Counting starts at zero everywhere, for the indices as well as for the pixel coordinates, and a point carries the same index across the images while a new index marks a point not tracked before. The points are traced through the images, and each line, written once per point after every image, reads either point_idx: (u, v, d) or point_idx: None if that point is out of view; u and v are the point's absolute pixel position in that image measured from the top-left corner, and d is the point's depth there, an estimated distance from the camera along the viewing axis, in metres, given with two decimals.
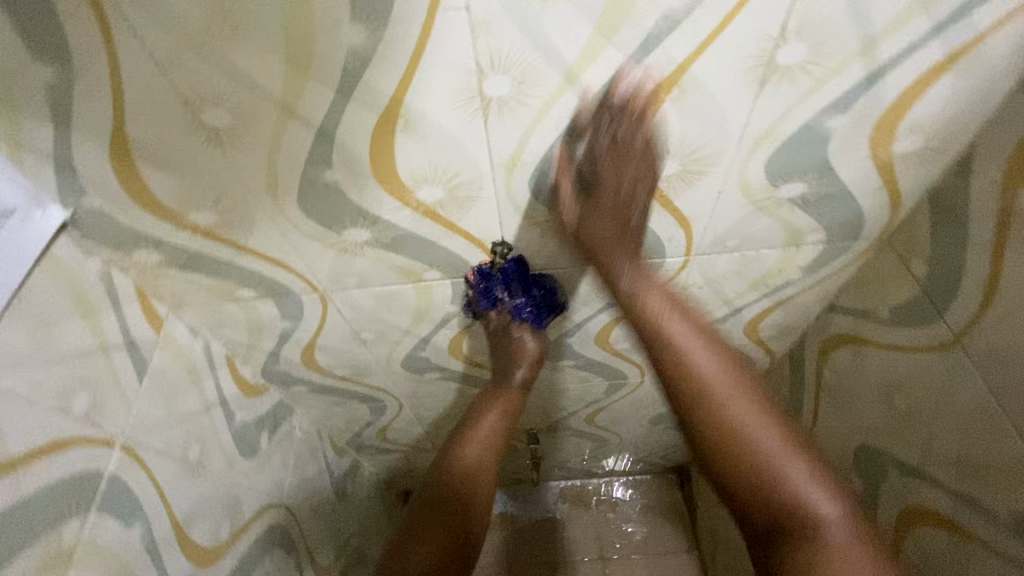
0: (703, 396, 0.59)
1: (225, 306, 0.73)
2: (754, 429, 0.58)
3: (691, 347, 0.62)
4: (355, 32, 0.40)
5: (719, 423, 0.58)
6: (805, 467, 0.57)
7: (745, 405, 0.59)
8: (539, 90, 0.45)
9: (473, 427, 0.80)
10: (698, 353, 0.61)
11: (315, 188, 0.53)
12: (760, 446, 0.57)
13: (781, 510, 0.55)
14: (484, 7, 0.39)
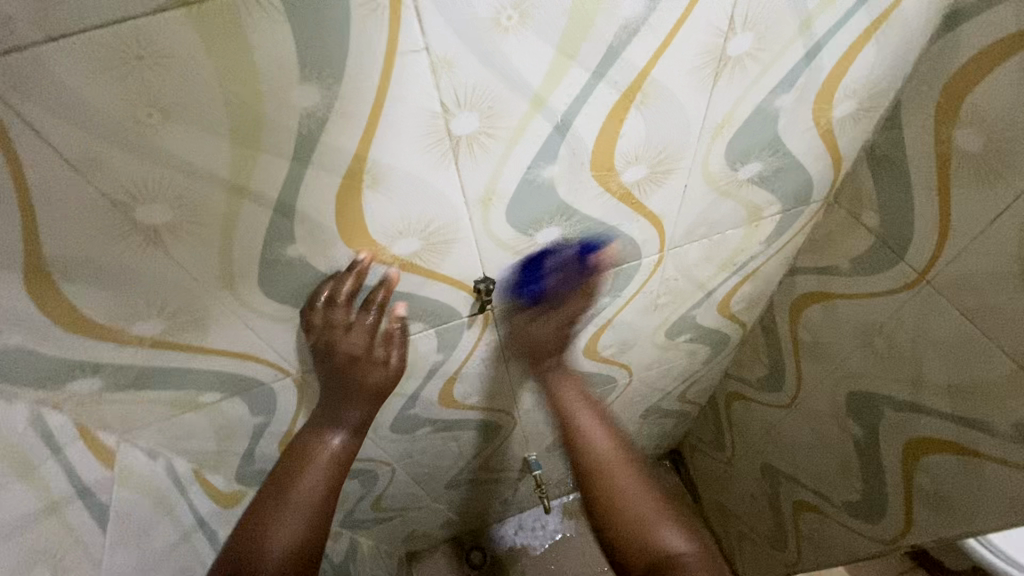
0: (598, 468, 0.63)
1: (185, 417, 0.64)
2: (627, 485, 0.62)
3: (590, 425, 0.66)
4: (308, 94, 0.36)
5: (593, 484, 0.62)
6: (660, 517, 0.60)
7: (620, 468, 0.63)
8: (507, 120, 0.43)
9: (303, 472, 0.59)
10: (590, 426, 0.66)
11: (277, 268, 0.48)
12: (623, 502, 0.60)
13: (637, 541, 0.59)
14: (445, 45, 0.37)
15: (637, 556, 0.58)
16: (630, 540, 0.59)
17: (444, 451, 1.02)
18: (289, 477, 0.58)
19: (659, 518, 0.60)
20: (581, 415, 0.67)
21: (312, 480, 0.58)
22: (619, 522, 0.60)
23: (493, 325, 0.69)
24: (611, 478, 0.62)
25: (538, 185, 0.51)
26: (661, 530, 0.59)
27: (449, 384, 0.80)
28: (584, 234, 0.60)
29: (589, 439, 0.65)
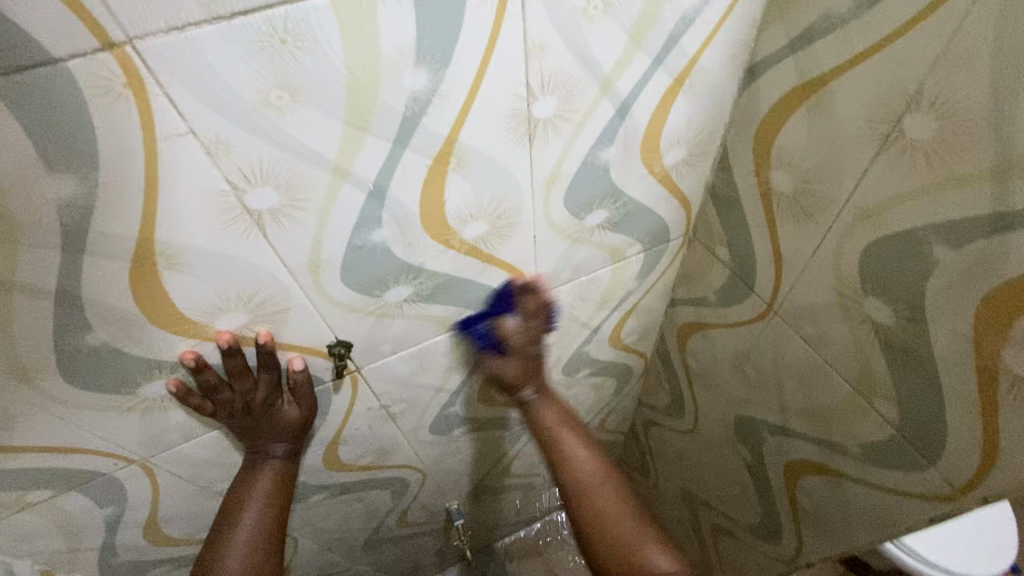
0: (587, 486, 0.69)
1: (14, 519, 0.58)
2: (608, 498, 0.68)
3: (578, 452, 0.71)
4: (61, 184, 0.34)
5: (595, 511, 0.68)
6: (633, 522, 0.68)
7: (601, 490, 0.69)
8: (311, 192, 0.43)
9: (242, 497, 0.63)
10: (575, 449, 0.71)
11: (79, 357, 0.45)
12: (611, 506, 0.68)
13: (612, 540, 0.66)
14: (213, 128, 0.36)
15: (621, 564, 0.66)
16: (604, 553, 0.67)
17: (350, 513, 0.97)
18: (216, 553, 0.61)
19: (644, 530, 0.67)
20: (556, 423, 0.73)
21: (237, 555, 0.61)
22: (602, 534, 0.67)
23: (364, 385, 0.67)
24: (597, 509, 0.68)
25: (369, 249, 0.50)
26: (643, 548, 0.65)
27: (334, 448, 0.76)
28: (438, 289, 0.59)
29: (578, 460, 0.70)
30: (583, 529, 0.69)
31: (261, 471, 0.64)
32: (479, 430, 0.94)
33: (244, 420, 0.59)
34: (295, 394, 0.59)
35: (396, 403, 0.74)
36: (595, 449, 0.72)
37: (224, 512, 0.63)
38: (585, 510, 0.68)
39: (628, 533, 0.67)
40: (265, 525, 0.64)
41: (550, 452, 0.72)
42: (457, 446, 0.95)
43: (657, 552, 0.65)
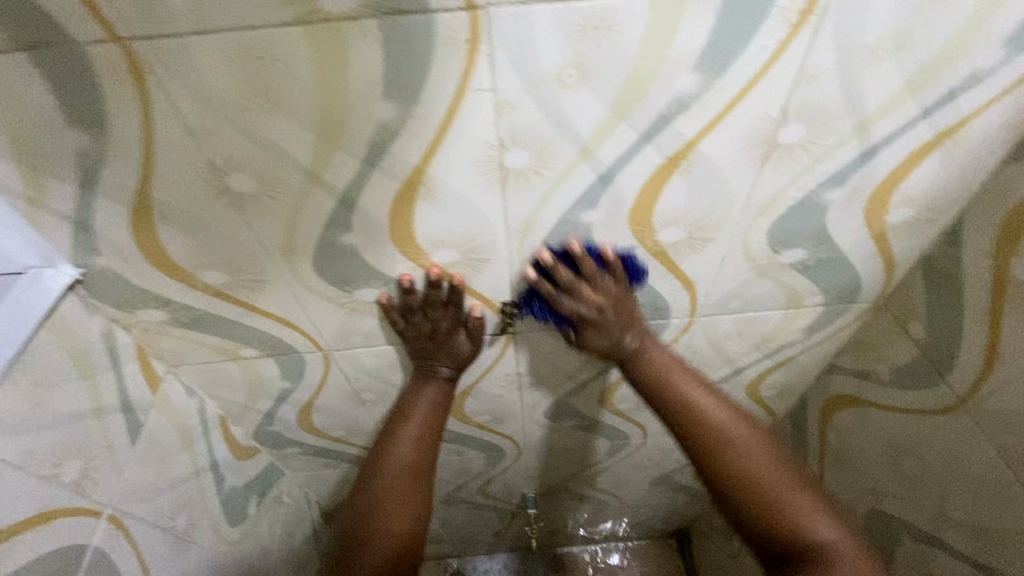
0: (714, 454, 0.60)
1: (225, 365, 0.71)
2: (757, 448, 0.60)
3: (741, 441, 0.60)
4: (386, 107, 0.42)
5: (740, 465, 0.59)
6: (793, 484, 0.59)
7: (747, 449, 0.60)
8: (556, 163, 0.47)
9: (410, 402, 0.70)
10: (708, 403, 0.62)
11: (330, 250, 0.54)
12: (769, 476, 0.59)
13: (781, 532, 0.57)
14: (509, 90, 0.42)
15: (793, 540, 0.57)
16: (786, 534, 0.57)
17: (446, 462, 1.04)
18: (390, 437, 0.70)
19: (801, 497, 0.58)
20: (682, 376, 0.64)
21: (400, 450, 0.69)
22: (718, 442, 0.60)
23: (513, 349, 0.72)
24: (742, 458, 0.59)
25: (576, 227, 0.54)
26: (817, 523, 0.57)
27: (462, 397, 0.83)
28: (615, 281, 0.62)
29: (730, 443, 0.60)
30: (758, 517, 0.58)
31: (423, 389, 0.70)
32: (585, 429, 0.97)
33: (424, 340, 0.66)
34: (469, 331, 0.66)
35: (530, 376, 0.79)
36: (738, 415, 0.62)
37: (396, 413, 0.71)
38: (716, 467, 0.60)
39: (807, 509, 0.57)
40: (428, 430, 0.70)
41: (685, 417, 0.62)
42: (560, 437, 0.99)
43: (803, 488, 0.59)
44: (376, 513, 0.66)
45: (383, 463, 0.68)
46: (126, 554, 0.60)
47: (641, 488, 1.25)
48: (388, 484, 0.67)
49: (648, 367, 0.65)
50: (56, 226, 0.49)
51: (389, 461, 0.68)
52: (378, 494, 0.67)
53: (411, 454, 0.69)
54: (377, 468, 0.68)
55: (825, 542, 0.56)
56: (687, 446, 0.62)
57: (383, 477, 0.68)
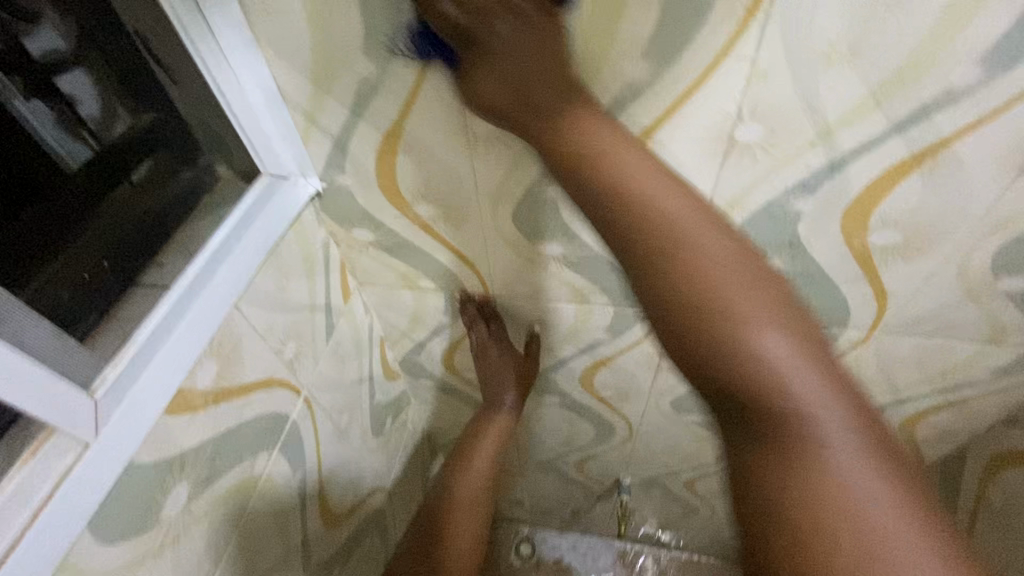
0: (652, 258, 0.36)
1: (401, 293, 0.78)
2: (736, 283, 0.35)
3: (761, 322, 0.35)
4: (641, 67, 0.44)
5: (729, 308, 0.35)
6: (807, 358, 0.35)
7: (737, 283, 0.35)
8: (788, 141, 0.47)
9: (472, 449, 0.86)
10: (716, 249, 0.37)
11: (535, 199, 0.58)
12: (741, 344, 0.34)
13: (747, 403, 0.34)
14: (769, 61, 0.42)
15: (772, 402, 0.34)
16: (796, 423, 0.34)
17: (556, 429, 1.08)
18: (446, 486, 0.84)
19: (864, 465, 0.34)
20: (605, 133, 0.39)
21: (468, 483, 0.83)
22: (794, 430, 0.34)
23: None
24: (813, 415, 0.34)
25: (783, 212, 0.54)
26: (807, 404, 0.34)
27: (597, 368, 0.85)
28: (800, 277, 0.61)
29: (655, 184, 0.38)
30: (754, 450, 0.35)
31: (489, 427, 0.86)
32: (706, 429, 0.95)
33: (486, 370, 0.82)
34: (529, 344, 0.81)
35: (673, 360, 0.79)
36: (671, 180, 0.38)
37: (457, 459, 0.86)
38: (656, 271, 0.36)
39: (834, 461, 0.33)
40: (483, 475, 0.85)
41: (581, 157, 0.38)
42: (677, 430, 0.98)
43: (853, 423, 0.35)
44: (433, 545, 0.78)
45: (446, 505, 0.81)
46: (310, 433, 0.69)
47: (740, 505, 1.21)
48: (455, 505, 0.81)
49: (570, 125, 0.39)
50: (319, 141, 0.57)
51: (455, 486, 0.84)
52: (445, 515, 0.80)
53: (472, 491, 0.83)
54: (446, 490, 0.84)
55: (810, 476, 0.33)
56: (618, 252, 0.38)
57: (453, 507, 0.81)
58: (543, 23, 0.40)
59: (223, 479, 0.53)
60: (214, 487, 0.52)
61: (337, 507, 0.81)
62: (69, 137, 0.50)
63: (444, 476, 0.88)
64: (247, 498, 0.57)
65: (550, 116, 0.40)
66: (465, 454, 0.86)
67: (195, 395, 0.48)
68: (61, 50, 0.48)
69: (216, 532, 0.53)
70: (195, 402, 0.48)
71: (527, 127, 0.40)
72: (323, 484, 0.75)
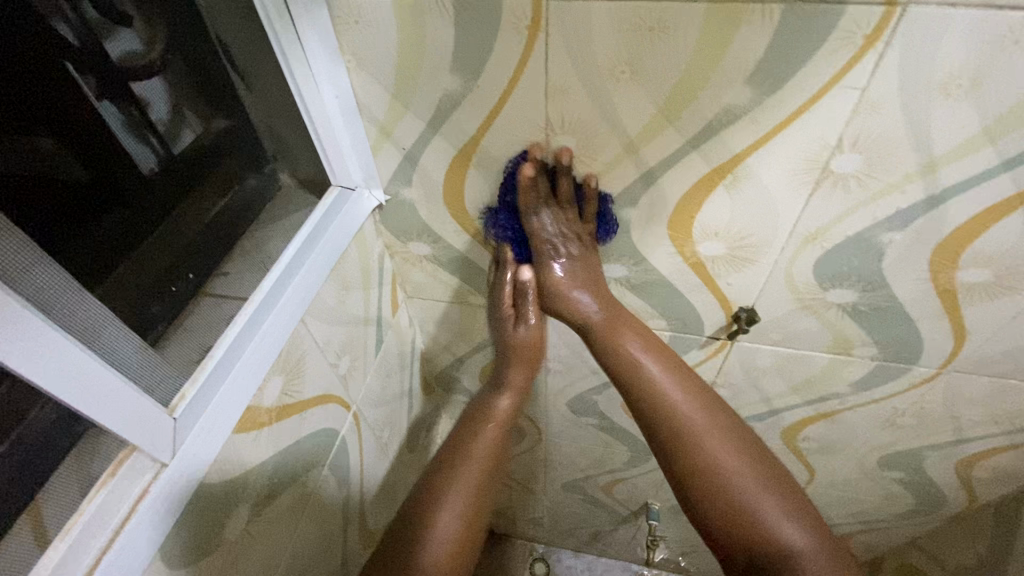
0: (668, 431, 0.48)
1: (448, 308, 0.77)
2: (727, 457, 0.46)
3: (742, 475, 0.46)
4: (743, 92, 0.43)
5: (660, 399, 0.50)
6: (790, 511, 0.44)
7: (719, 444, 0.47)
8: (888, 173, 0.46)
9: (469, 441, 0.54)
10: (719, 440, 0.47)
11: (606, 221, 0.57)
12: (745, 509, 0.44)
13: (755, 544, 0.44)
14: (881, 90, 0.41)
15: (698, 467, 0.47)
16: (718, 482, 0.46)
17: (589, 451, 1.06)
18: (439, 477, 0.51)
19: (766, 496, 0.45)
20: (633, 334, 0.54)
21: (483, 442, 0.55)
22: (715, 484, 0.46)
23: (723, 357, 0.71)
24: (723, 468, 0.46)
25: (869, 245, 0.52)
26: (726, 466, 0.46)
27: None
28: (875, 311, 0.59)
29: (667, 388, 0.50)
30: (695, 497, 0.47)
31: (482, 434, 0.56)
32: None
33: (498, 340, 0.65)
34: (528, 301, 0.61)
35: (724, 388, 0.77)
36: (675, 370, 0.52)
37: (449, 449, 0.54)
38: (678, 447, 0.48)
39: (763, 508, 0.44)
40: (482, 488, 0.52)
41: (616, 356, 0.53)
42: None
43: (770, 485, 0.45)
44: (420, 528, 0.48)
45: (473, 441, 0.54)
46: (356, 450, 0.68)
47: None
48: (472, 449, 0.54)
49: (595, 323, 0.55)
50: (389, 153, 0.56)
51: (450, 477, 0.51)
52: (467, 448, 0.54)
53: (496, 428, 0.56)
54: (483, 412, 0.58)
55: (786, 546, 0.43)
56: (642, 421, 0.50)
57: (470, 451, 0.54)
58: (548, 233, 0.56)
59: (280, 498, 0.51)
60: (272, 505, 0.50)
61: (373, 524, 0.79)
62: (139, 143, 0.46)
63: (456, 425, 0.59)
64: (299, 517, 0.56)
65: (587, 311, 0.56)
66: (466, 438, 0.55)
67: (261, 412, 0.46)
68: (138, 51, 0.44)
69: (268, 554, 0.51)
70: (260, 420, 0.46)
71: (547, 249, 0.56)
72: (364, 501, 0.73)
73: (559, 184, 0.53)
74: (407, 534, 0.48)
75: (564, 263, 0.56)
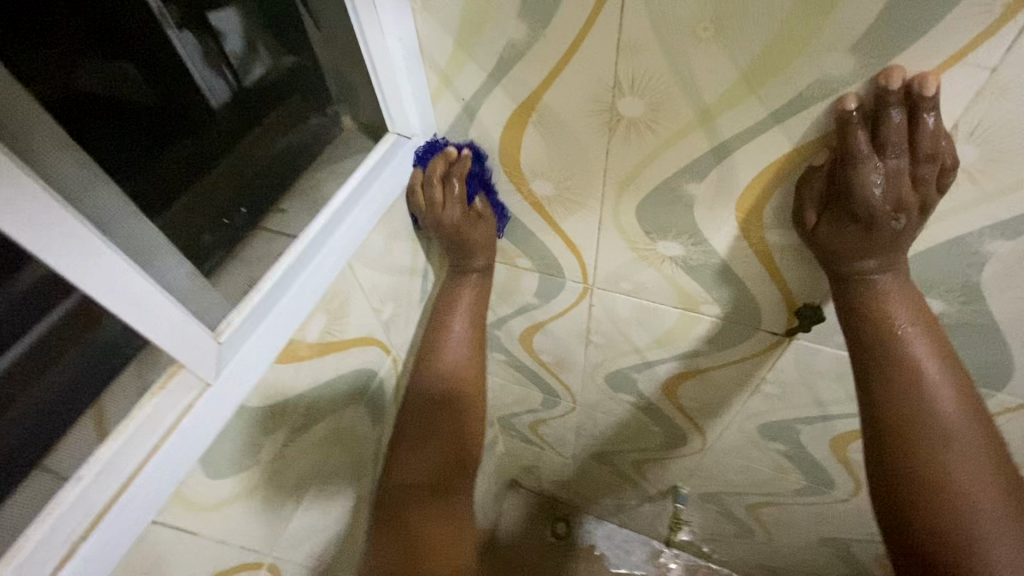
0: (905, 426, 0.44)
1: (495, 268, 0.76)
2: (972, 473, 0.42)
3: (984, 491, 0.42)
4: (843, 64, 0.37)
5: (893, 348, 0.46)
6: (1017, 537, 0.40)
7: (965, 458, 0.43)
8: (1008, 172, 0.39)
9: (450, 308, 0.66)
10: (968, 453, 0.43)
11: (668, 194, 0.53)
12: (965, 519, 0.41)
13: (947, 517, 0.42)
14: (1017, 73, 0.34)
15: (904, 422, 0.45)
16: (926, 442, 0.44)
17: (622, 426, 1.04)
18: (435, 343, 0.64)
19: (982, 474, 0.42)
20: (903, 315, 0.46)
21: (450, 353, 0.63)
22: (929, 444, 0.43)
23: (778, 353, 0.67)
24: (943, 431, 0.44)
25: (970, 252, 0.46)
26: (951, 428, 0.44)
27: (685, 376, 0.80)
28: (964, 326, 0.52)
29: (947, 413, 0.44)
30: (897, 452, 0.45)
31: (453, 306, 0.64)
32: (791, 460, 0.88)
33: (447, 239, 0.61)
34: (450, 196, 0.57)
35: (774, 385, 0.72)
36: (960, 387, 0.45)
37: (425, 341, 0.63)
38: (901, 439, 0.45)
39: (971, 484, 0.42)
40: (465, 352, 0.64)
41: (881, 341, 0.46)
42: (756, 453, 0.91)
43: (982, 461, 0.43)
44: (446, 409, 0.61)
45: (435, 340, 0.64)
46: (392, 394, 0.70)
47: (803, 540, 1.13)
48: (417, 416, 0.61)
49: (875, 304, 0.46)
50: (449, 103, 0.54)
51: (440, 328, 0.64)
52: (433, 346, 0.64)
53: (459, 360, 0.63)
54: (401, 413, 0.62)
55: (967, 513, 0.41)
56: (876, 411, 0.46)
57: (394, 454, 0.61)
58: (461, 228, 0.59)
59: (316, 429, 0.55)
60: (308, 434, 0.54)
61: None
62: (213, 75, 0.53)
63: (432, 319, 0.68)
64: (332, 448, 0.59)
65: (866, 282, 0.46)
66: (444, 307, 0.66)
67: (302, 346, 0.48)
68: None
69: (301, 477, 0.55)
70: (301, 353, 0.48)
71: (837, 166, 0.42)
72: (397, 441, 0.76)
73: (450, 167, 0.57)
74: (424, 408, 0.62)
75: (870, 168, 0.40)
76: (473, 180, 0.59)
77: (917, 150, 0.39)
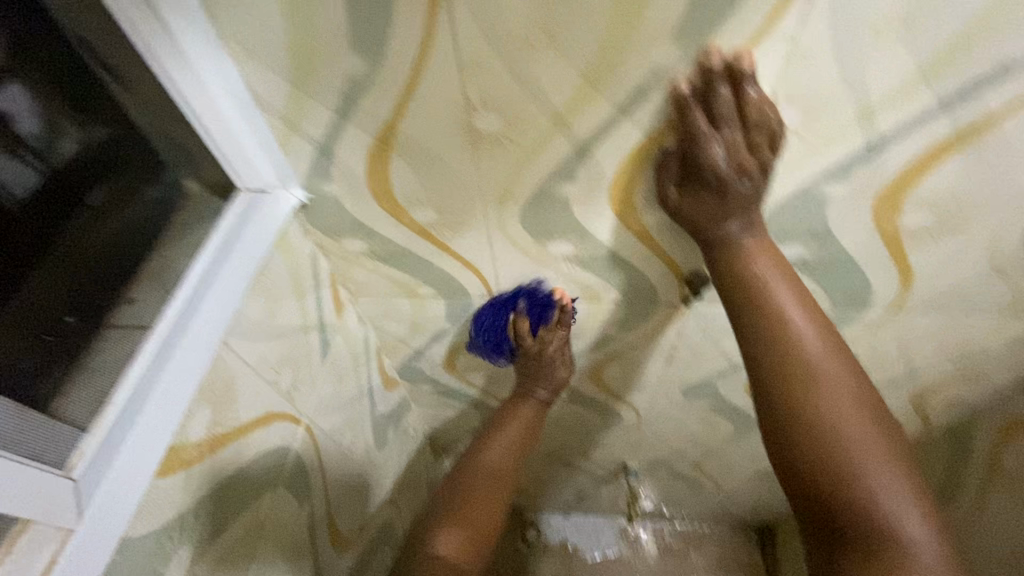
0: (788, 376, 0.48)
1: (397, 302, 0.73)
2: (844, 410, 0.46)
3: (855, 425, 0.46)
4: (668, 52, 0.39)
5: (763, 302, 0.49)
6: (882, 462, 0.45)
7: (837, 394, 0.47)
8: (823, 124, 0.44)
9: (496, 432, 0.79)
10: (844, 397, 0.47)
11: (546, 198, 0.53)
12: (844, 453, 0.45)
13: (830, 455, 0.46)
14: (810, 38, 0.38)
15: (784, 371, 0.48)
16: (807, 388, 0.47)
17: (562, 422, 1.05)
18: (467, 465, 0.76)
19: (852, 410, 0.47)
20: (773, 275, 0.49)
21: (497, 451, 0.78)
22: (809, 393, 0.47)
23: (681, 322, 0.70)
24: (819, 375, 0.47)
25: (812, 197, 0.50)
26: (826, 371, 0.48)
27: (607, 361, 0.82)
28: (825, 262, 0.58)
29: (822, 362, 0.48)
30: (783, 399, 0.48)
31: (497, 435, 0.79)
32: (716, 411, 0.93)
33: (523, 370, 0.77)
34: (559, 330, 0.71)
35: (685, 350, 0.77)
36: (828, 333, 0.49)
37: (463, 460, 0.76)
38: (787, 389, 0.47)
39: (845, 419, 0.46)
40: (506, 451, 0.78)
41: (753, 299, 0.49)
42: (687, 414, 0.96)
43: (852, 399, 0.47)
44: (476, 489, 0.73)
45: (490, 439, 0.78)
46: (314, 462, 0.65)
47: (745, 478, 1.21)
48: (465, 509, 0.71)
49: (744, 267, 0.50)
50: (300, 147, 0.50)
51: (480, 449, 0.78)
52: (484, 447, 0.78)
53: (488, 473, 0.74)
54: (451, 485, 0.75)
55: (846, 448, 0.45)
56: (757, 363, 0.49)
57: (437, 533, 0.70)
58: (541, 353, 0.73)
59: (230, 531, 0.49)
60: (220, 542, 0.48)
61: (347, 528, 0.77)
62: (13, 162, 0.42)
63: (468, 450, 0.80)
64: (254, 546, 0.53)
65: (729, 243, 0.50)
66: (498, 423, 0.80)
67: (187, 450, 0.43)
68: None
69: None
70: (187, 458, 0.43)
71: (689, 146, 0.45)
72: (332, 508, 0.71)
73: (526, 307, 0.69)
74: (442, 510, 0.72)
75: (715, 143, 0.44)
76: (538, 312, 0.68)
77: (745, 126, 0.42)
